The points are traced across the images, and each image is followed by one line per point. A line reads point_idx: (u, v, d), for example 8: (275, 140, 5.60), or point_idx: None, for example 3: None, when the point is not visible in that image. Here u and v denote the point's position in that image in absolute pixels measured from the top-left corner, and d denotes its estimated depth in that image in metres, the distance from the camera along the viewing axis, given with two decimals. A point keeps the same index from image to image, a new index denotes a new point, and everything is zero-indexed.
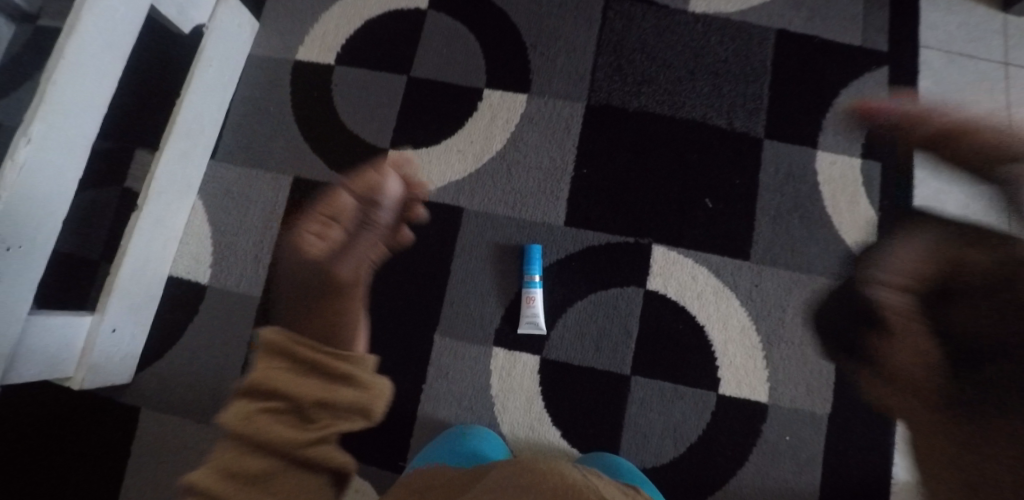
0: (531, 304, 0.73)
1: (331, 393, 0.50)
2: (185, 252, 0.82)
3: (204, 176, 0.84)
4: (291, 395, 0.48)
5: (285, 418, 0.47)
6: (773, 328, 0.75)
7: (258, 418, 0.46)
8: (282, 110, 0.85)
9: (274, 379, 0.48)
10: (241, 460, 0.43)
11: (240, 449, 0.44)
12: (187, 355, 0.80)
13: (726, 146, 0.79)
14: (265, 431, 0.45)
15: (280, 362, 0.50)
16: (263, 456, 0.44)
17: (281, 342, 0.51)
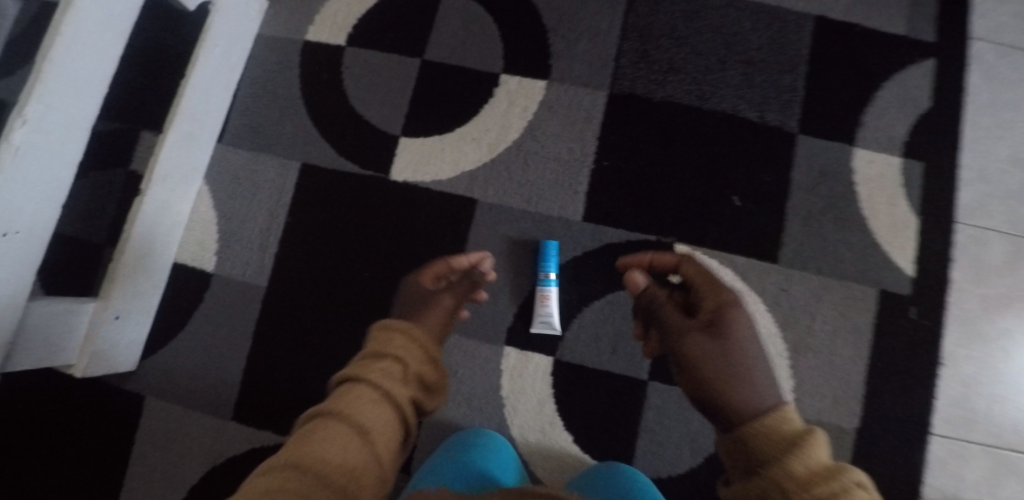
0: (545, 303, 0.69)
1: (424, 369, 0.47)
2: (190, 239, 0.80)
3: (210, 160, 0.81)
4: (400, 361, 0.45)
5: (386, 381, 0.43)
6: (799, 335, 0.71)
7: (360, 386, 0.42)
8: (291, 93, 0.81)
9: (391, 352, 0.46)
10: (338, 417, 0.39)
11: (342, 405, 0.40)
12: (193, 344, 0.79)
13: (757, 140, 0.74)
14: (371, 392, 0.41)
15: (398, 340, 0.47)
16: (356, 413, 0.39)
17: (394, 327, 0.48)
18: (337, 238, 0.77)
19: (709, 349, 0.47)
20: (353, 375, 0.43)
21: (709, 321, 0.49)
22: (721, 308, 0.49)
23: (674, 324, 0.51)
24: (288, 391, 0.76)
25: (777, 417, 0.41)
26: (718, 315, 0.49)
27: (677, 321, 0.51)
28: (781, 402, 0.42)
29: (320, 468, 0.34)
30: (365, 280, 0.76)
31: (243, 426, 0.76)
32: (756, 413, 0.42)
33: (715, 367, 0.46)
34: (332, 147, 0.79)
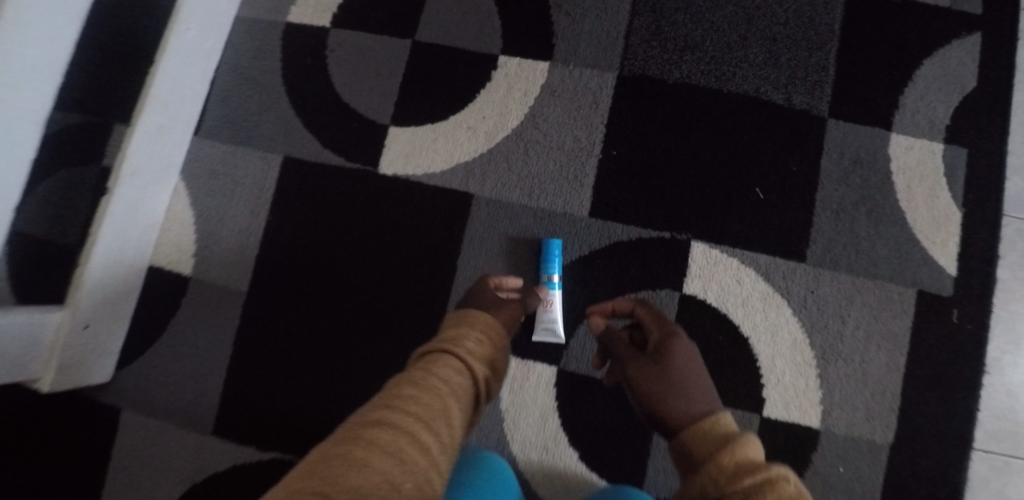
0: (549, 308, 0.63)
1: (496, 352, 0.49)
2: (166, 240, 0.75)
3: (186, 154, 0.75)
4: (478, 344, 0.48)
5: (469, 357, 0.45)
6: (830, 342, 0.64)
7: (445, 357, 0.44)
8: (271, 80, 0.75)
9: (471, 334, 0.48)
10: (429, 379, 0.41)
11: (432, 370, 0.42)
12: (172, 352, 0.73)
13: (783, 125, 0.67)
14: (456, 365, 0.44)
15: (475, 324, 0.50)
16: (445, 381, 0.41)
17: (469, 315, 0.51)
18: (323, 238, 0.71)
19: (654, 373, 0.50)
20: (437, 349, 0.45)
21: (655, 351, 0.52)
22: (666, 340, 0.52)
23: (624, 360, 0.53)
24: (270, 403, 0.71)
25: (708, 423, 0.44)
26: (660, 344, 0.52)
27: (626, 354, 0.53)
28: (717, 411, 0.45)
29: (413, 423, 0.36)
30: (352, 283, 0.70)
31: (224, 441, 0.71)
32: (693, 422, 0.44)
33: (658, 388, 0.48)
34: (315, 138, 0.72)
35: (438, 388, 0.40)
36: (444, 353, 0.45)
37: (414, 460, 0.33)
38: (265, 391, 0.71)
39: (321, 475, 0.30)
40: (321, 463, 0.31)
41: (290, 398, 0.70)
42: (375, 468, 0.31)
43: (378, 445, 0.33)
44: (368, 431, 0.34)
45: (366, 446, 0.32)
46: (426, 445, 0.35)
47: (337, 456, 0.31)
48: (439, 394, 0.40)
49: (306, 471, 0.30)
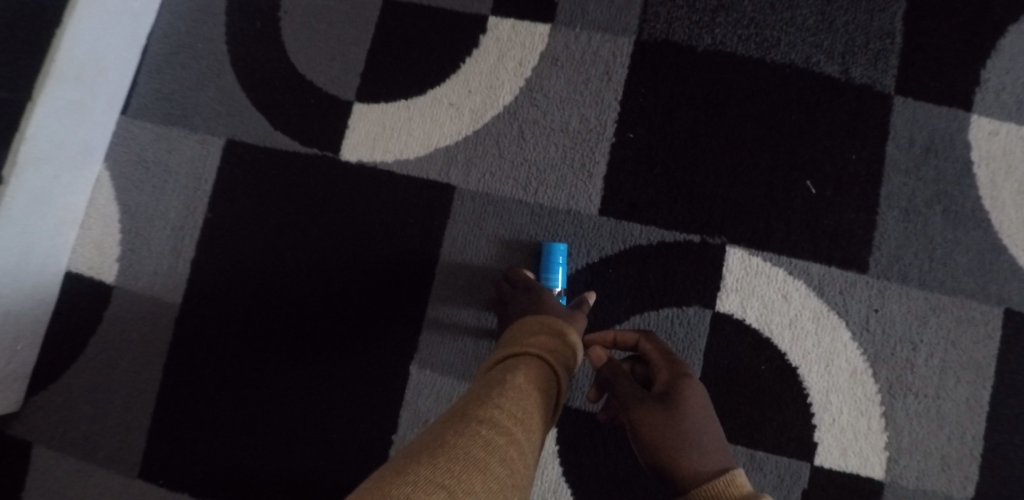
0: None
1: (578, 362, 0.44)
2: (86, 240, 0.62)
3: (111, 138, 0.62)
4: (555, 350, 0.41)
5: (560, 364, 0.40)
6: (897, 373, 0.52)
7: (534, 361, 0.39)
8: (214, 48, 0.62)
9: (559, 339, 0.43)
10: (531, 385, 0.36)
11: (530, 374, 0.37)
12: (93, 377, 0.61)
13: (839, 103, 0.54)
14: (551, 373, 0.39)
15: (553, 328, 0.44)
16: (544, 389, 0.37)
17: (549, 318, 0.45)
18: (272, 239, 0.58)
19: (665, 421, 0.38)
20: (526, 349, 0.40)
21: (666, 392, 0.40)
22: (680, 378, 0.41)
23: (625, 399, 0.40)
24: (209, 439, 0.58)
25: (726, 485, 0.33)
26: (672, 382, 0.40)
27: (628, 391, 0.40)
28: (734, 470, 0.35)
29: (520, 431, 0.32)
30: (309, 294, 0.57)
31: (153, 486, 0.58)
32: (707, 482, 0.34)
33: (669, 440, 0.37)
34: (264, 117, 0.59)
35: (540, 398, 0.36)
36: (535, 356, 0.39)
37: (521, 472, 0.31)
38: (203, 426, 0.58)
39: (444, 471, 0.27)
40: (441, 458, 0.28)
41: (233, 434, 0.58)
42: (494, 476, 0.28)
43: (495, 450, 0.30)
44: (481, 430, 0.31)
45: (485, 449, 0.29)
46: (528, 455, 0.32)
47: (458, 453, 0.28)
48: (541, 404, 0.35)
49: (428, 463, 0.27)
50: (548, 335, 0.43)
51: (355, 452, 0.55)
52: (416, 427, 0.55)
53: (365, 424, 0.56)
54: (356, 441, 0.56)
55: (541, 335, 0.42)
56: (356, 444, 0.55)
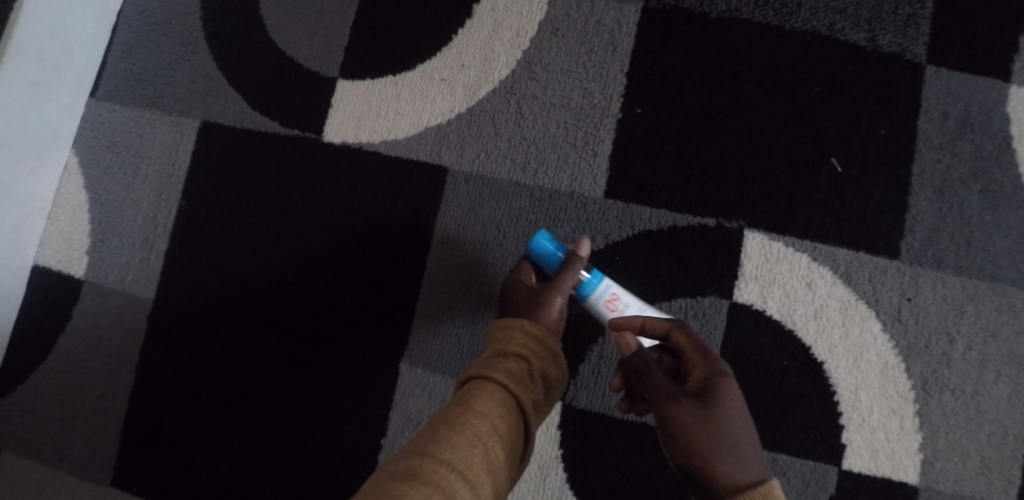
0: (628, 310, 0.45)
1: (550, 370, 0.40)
2: (54, 232, 0.58)
3: (79, 121, 0.58)
4: (512, 364, 0.38)
5: (514, 377, 0.37)
6: (932, 368, 0.47)
7: (484, 384, 0.36)
8: (188, 23, 0.57)
9: (517, 348, 0.40)
10: (469, 417, 0.33)
11: (469, 404, 0.34)
12: (63, 378, 0.57)
13: (865, 74, 0.50)
14: (500, 393, 0.36)
15: (518, 336, 0.41)
16: (487, 415, 0.34)
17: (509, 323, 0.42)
18: (251, 229, 0.54)
19: (702, 424, 0.33)
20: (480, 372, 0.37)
21: (699, 389, 0.35)
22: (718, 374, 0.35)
23: (657, 398, 0.35)
24: (186, 444, 0.54)
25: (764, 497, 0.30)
26: (707, 379, 0.35)
27: (661, 389, 0.36)
28: (772, 480, 0.31)
29: (446, 470, 0.29)
30: (290, 288, 0.53)
31: (126, 495, 0.54)
32: (744, 492, 0.30)
33: (704, 445, 0.32)
34: (241, 97, 0.55)
35: (484, 427, 0.33)
36: (486, 378, 0.36)
37: None
38: (179, 431, 0.54)
39: None
40: None
41: (211, 438, 0.54)
42: None
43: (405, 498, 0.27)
44: (393, 483, 0.28)
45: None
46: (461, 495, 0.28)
47: None
48: (487, 433, 0.32)
49: None
50: (505, 348, 0.40)
51: (342, 458, 0.51)
52: (407, 431, 0.51)
53: (353, 427, 0.51)
54: (342, 446, 0.51)
55: (495, 354, 0.40)
56: (343, 449, 0.51)
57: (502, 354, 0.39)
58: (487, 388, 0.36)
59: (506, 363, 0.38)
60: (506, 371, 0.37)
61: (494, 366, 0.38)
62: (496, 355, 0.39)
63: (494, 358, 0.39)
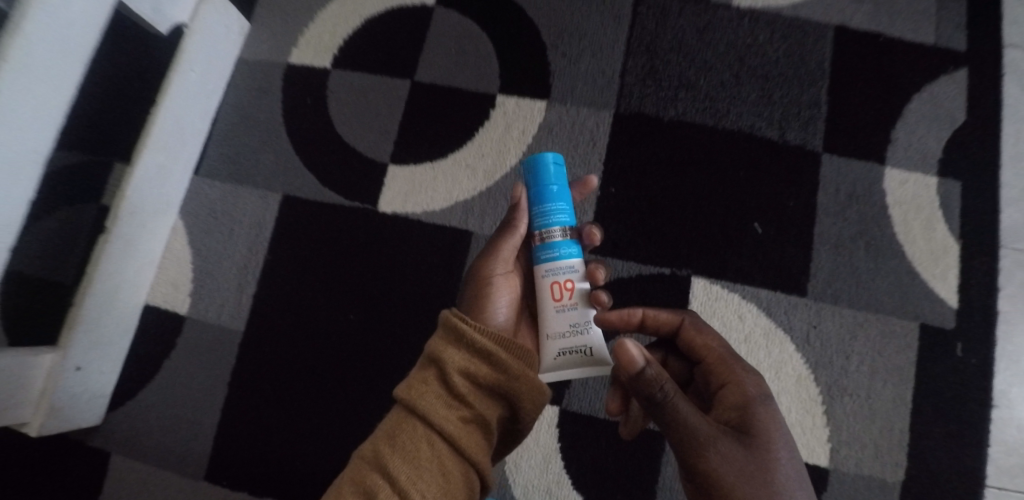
0: (575, 311, 0.45)
1: (490, 375, 0.45)
2: (163, 279, 0.74)
3: (184, 194, 0.75)
4: (444, 389, 0.44)
5: (440, 405, 0.43)
6: (835, 378, 0.63)
7: (413, 414, 0.43)
8: (273, 119, 0.76)
9: (446, 354, 0.45)
10: (386, 447, 0.42)
11: (391, 432, 0.43)
12: (165, 394, 0.71)
13: (778, 161, 0.68)
14: (418, 417, 0.42)
15: (455, 354, 0.45)
16: (403, 446, 0.41)
17: (454, 338, 0.46)
18: (320, 276, 0.71)
19: (735, 448, 0.39)
20: (413, 394, 0.43)
21: (740, 408, 0.42)
22: (751, 397, 0.43)
23: (683, 414, 0.40)
24: (265, 446, 0.68)
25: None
26: (745, 395, 0.43)
27: (687, 407, 0.40)
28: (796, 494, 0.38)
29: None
30: (350, 322, 0.69)
31: (216, 487, 0.68)
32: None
33: (737, 468, 0.38)
34: (314, 177, 0.73)
35: (391, 462, 0.40)
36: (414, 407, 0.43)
37: None
38: (258, 435, 0.69)
39: None
40: None
41: (283, 441, 0.68)
42: None
43: None
44: None
45: None
46: None
47: None
48: (392, 471, 0.40)
49: None
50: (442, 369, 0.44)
51: None
52: None
53: None
54: None
55: (434, 372, 0.45)
56: None
57: (439, 376, 0.44)
58: (412, 420, 0.43)
59: (438, 387, 0.44)
60: (431, 399, 0.43)
61: (426, 388, 0.44)
62: (434, 375, 0.45)
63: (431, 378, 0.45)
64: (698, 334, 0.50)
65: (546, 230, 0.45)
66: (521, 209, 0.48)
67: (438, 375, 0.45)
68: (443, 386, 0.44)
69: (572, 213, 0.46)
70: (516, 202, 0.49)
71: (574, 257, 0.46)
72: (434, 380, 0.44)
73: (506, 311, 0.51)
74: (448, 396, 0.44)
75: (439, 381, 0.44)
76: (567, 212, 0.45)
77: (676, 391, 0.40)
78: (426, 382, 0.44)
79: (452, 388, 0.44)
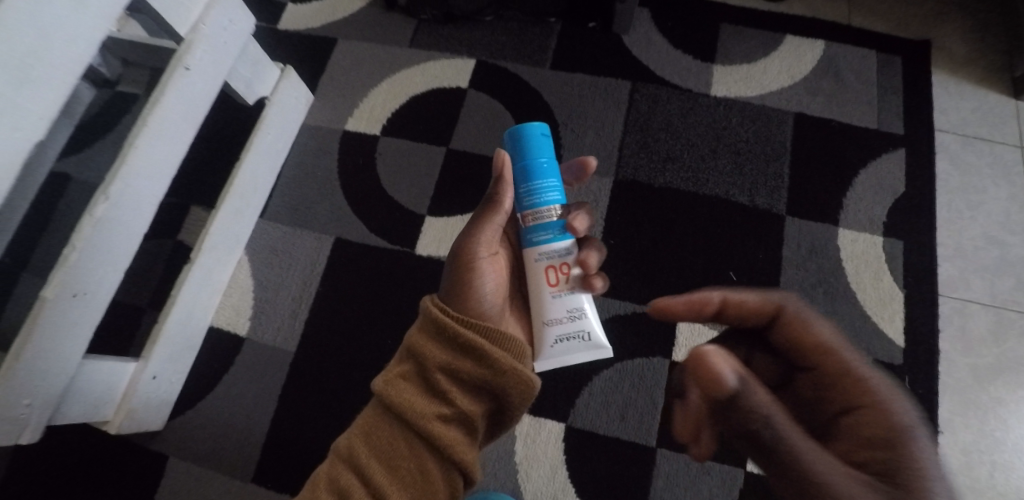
0: (572, 295, 0.47)
1: (475, 372, 0.44)
2: (226, 304, 0.85)
3: (251, 233, 0.89)
4: (422, 387, 0.44)
5: (417, 402, 0.43)
6: None
7: (390, 410, 0.43)
8: (330, 175, 0.91)
9: (427, 350, 0.44)
10: (361, 445, 0.43)
11: (368, 429, 0.44)
12: (218, 406, 0.81)
13: (748, 221, 0.83)
14: (396, 415, 0.43)
15: (432, 350, 0.44)
16: (379, 445, 0.43)
17: (432, 331, 0.45)
18: (366, 307, 0.84)
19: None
20: (390, 390, 0.44)
21: (881, 443, 0.37)
22: (897, 431, 0.37)
23: (802, 458, 0.35)
24: (308, 453, 0.78)
25: None
26: (890, 425, 0.37)
27: (807, 445, 0.35)
28: None
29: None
30: (388, 346, 0.82)
31: (260, 489, 0.77)
32: None
33: None
34: (364, 224, 0.88)
35: (365, 461, 0.42)
36: (389, 403, 0.43)
37: None
38: (301, 443, 0.78)
39: None
40: None
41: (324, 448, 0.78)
42: None
43: None
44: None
45: None
46: None
47: None
48: (367, 470, 0.41)
49: None
50: (421, 364, 0.44)
51: None
52: None
53: None
54: None
55: (413, 367, 0.45)
56: None
57: (417, 372, 0.45)
58: (389, 417, 0.44)
59: (416, 384, 0.44)
60: (407, 396, 0.43)
61: (404, 384, 0.44)
62: (410, 370, 0.45)
63: (408, 373, 0.45)
64: (808, 334, 0.43)
65: (539, 211, 0.46)
66: (504, 182, 0.48)
67: (416, 370, 0.45)
68: (422, 383, 0.44)
69: (562, 192, 0.47)
70: (501, 173, 0.48)
71: (568, 239, 0.47)
72: (412, 377, 0.45)
73: (494, 295, 0.50)
74: (426, 392, 0.44)
75: (418, 377, 0.45)
76: (559, 191, 0.47)
77: (790, 428, 0.35)
78: (404, 379, 0.45)
79: (431, 385, 0.44)
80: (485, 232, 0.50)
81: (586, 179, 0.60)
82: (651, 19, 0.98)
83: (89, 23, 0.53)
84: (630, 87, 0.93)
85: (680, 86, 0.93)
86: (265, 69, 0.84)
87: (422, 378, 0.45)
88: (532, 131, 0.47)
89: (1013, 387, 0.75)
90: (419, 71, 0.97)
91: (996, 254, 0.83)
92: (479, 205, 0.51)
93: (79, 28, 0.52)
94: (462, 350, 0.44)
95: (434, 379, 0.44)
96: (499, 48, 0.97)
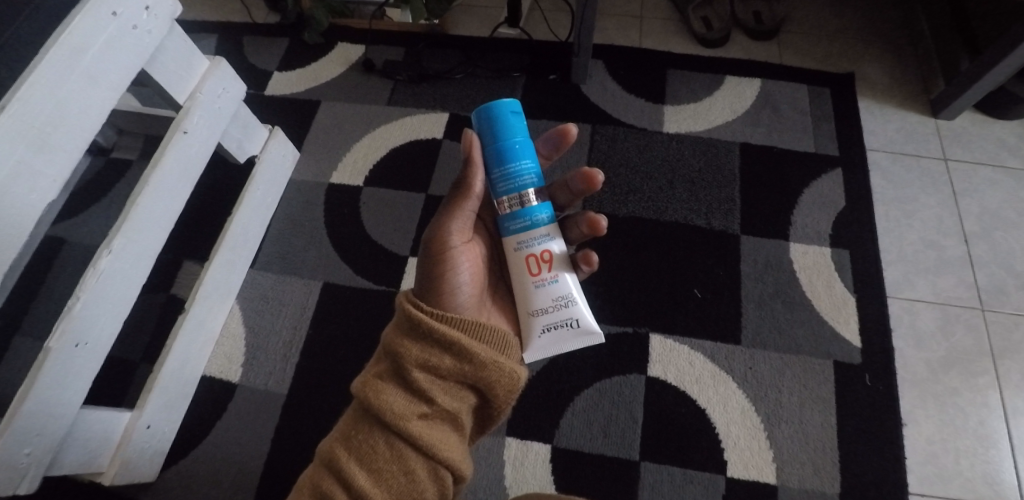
0: (556, 283, 0.51)
1: (454, 367, 0.46)
2: (219, 353, 0.88)
3: (242, 283, 0.93)
4: (403, 385, 0.45)
5: (398, 402, 0.44)
6: (771, 408, 0.78)
7: (371, 411, 0.44)
8: (316, 225, 0.97)
9: (404, 349, 0.46)
10: (343, 449, 0.44)
11: (348, 435, 0.45)
12: (210, 454, 0.82)
13: (707, 241, 0.90)
14: (375, 416, 0.44)
15: (410, 348, 0.46)
16: (360, 449, 0.43)
17: (409, 331, 0.47)
18: (355, 346, 0.88)
19: None
20: (370, 392, 0.45)
21: None
22: None
23: None
24: None
25: None
26: None
27: None
28: None
29: None
30: None
31: None
32: None
33: None
34: (351, 268, 0.93)
35: (347, 465, 0.42)
36: (370, 404, 0.44)
37: None
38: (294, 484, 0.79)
39: None
40: None
41: None
42: None
43: None
44: None
45: None
46: None
47: None
48: (349, 474, 0.42)
49: None
50: (399, 363, 0.46)
51: None
52: None
53: None
54: None
55: (393, 367, 0.46)
56: None
57: (396, 372, 0.46)
58: (371, 419, 0.44)
59: (396, 384, 0.46)
60: (388, 396, 0.44)
61: (385, 385, 0.45)
62: (390, 370, 0.47)
63: (387, 374, 0.46)
64: None
65: (520, 196, 0.49)
66: (474, 163, 0.51)
67: (396, 369, 0.46)
68: (402, 383, 0.46)
69: (539, 173, 0.50)
70: (470, 155, 0.50)
71: (548, 222, 0.51)
72: (392, 377, 0.46)
73: (469, 291, 0.54)
74: (408, 391, 0.45)
75: (398, 377, 0.46)
76: (535, 174, 0.50)
77: None
78: (384, 380, 0.46)
79: (410, 384, 0.45)
80: (453, 229, 0.54)
81: (564, 148, 0.61)
82: (605, 69, 1.09)
83: (98, 96, 0.59)
84: (591, 129, 1.02)
85: (635, 125, 1.02)
86: (255, 130, 0.92)
87: (401, 377, 0.46)
88: (502, 110, 0.49)
89: (968, 377, 0.81)
90: (396, 126, 1.05)
91: (934, 256, 0.90)
92: (450, 192, 0.54)
93: (90, 102, 0.58)
94: (444, 346, 0.46)
95: (415, 376, 0.45)
96: (469, 102, 1.07)
